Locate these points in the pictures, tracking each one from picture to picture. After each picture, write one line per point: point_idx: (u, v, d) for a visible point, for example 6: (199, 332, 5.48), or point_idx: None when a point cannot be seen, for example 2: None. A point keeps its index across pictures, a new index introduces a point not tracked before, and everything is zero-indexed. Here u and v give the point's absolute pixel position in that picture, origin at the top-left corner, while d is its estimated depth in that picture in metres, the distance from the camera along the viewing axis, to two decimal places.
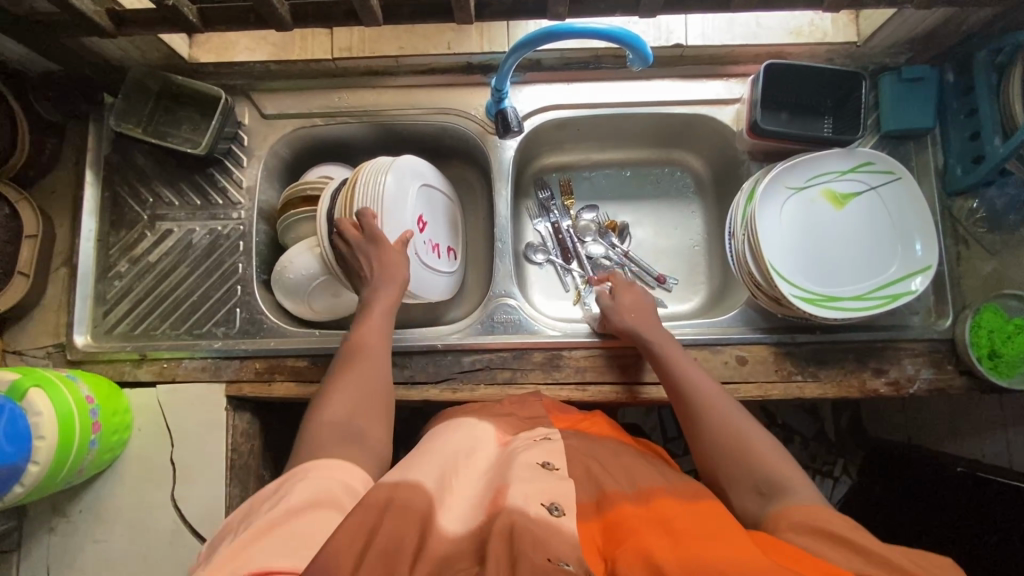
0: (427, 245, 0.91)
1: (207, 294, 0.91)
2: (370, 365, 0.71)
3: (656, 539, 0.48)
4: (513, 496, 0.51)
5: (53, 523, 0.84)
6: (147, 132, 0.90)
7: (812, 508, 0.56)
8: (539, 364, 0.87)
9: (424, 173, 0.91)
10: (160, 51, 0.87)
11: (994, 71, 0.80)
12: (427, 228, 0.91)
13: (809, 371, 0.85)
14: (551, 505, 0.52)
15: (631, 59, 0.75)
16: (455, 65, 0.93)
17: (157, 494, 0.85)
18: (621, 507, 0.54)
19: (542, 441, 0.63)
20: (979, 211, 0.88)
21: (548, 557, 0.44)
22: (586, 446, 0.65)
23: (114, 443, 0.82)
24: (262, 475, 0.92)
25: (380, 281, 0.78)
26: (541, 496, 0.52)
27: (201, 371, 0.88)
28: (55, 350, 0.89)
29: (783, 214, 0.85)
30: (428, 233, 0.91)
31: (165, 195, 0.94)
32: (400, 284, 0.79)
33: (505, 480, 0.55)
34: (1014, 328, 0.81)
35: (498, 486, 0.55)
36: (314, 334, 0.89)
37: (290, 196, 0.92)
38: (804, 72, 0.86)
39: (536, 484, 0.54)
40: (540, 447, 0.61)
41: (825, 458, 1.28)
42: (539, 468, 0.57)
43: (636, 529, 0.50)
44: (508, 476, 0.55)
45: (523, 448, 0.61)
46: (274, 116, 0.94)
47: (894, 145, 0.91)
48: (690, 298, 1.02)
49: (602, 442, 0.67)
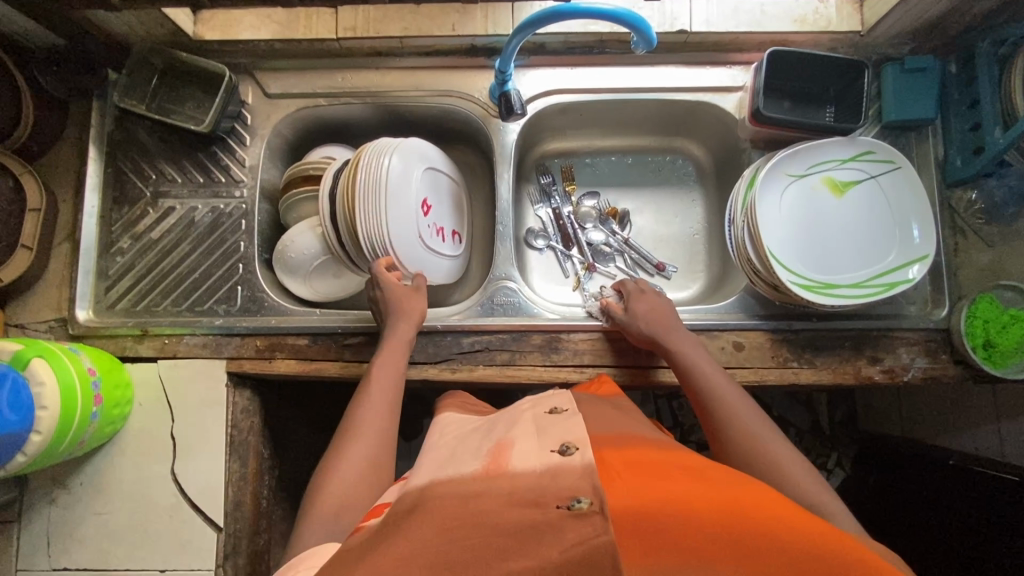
0: (431, 229, 0.91)
1: (208, 272, 0.92)
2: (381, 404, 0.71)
3: (682, 483, 0.48)
4: (515, 455, 0.53)
5: (54, 495, 0.85)
6: (151, 109, 0.90)
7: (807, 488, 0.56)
8: (538, 347, 0.88)
9: (425, 157, 0.91)
10: (165, 27, 0.87)
11: (997, 63, 0.80)
12: (431, 214, 0.92)
13: (805, 358, 0.86)
14: (562, 446, 0.52)
15: (635, 41, 0.76)
16: (459, 48, 0.94)
17: (157, 468, 0.86)
18: (644, 452, 0.55)
19: (551, 395, 0.66)
20: (977, 202, 0.89)
21: (558, 504, 0.44)
22: (585, 405, 0.67)
23: (115, 417, 0.83)
24: (261, 452, 0.93)
25: (396, 319, 0.80)
26: (552, 444, 0.53)
27: (201, 348, 0.88)
28: (57, 325, 0.89)
29: (783, 203, 0.86)
30: (433, 218, 0.92)
31: (168, 172, 0.95)
32: (416, 319, 0.81)
33: (508, 436, 0.57)
34: (1009, 318, 0.81)
35: (500, 439, 0.57)
36: (315, 313, 0.90)
37: (292, 175, 0.93)
38: (807, 61, 0.86)
39: (541, 442, 0.54)
40: (549, 399, 0.64)
41: (820, 450, 1.30)
42: (546, 417, 0.59)
43: (660, 471, 0.51)
44: (512, 432, 0.58)
45: (530, 406, 0.64)
46: (278, 96, 0.95)
47: (895, 135, 0.92)
48: (689, 285, 1.03)
49: (607, 404, 0.69)
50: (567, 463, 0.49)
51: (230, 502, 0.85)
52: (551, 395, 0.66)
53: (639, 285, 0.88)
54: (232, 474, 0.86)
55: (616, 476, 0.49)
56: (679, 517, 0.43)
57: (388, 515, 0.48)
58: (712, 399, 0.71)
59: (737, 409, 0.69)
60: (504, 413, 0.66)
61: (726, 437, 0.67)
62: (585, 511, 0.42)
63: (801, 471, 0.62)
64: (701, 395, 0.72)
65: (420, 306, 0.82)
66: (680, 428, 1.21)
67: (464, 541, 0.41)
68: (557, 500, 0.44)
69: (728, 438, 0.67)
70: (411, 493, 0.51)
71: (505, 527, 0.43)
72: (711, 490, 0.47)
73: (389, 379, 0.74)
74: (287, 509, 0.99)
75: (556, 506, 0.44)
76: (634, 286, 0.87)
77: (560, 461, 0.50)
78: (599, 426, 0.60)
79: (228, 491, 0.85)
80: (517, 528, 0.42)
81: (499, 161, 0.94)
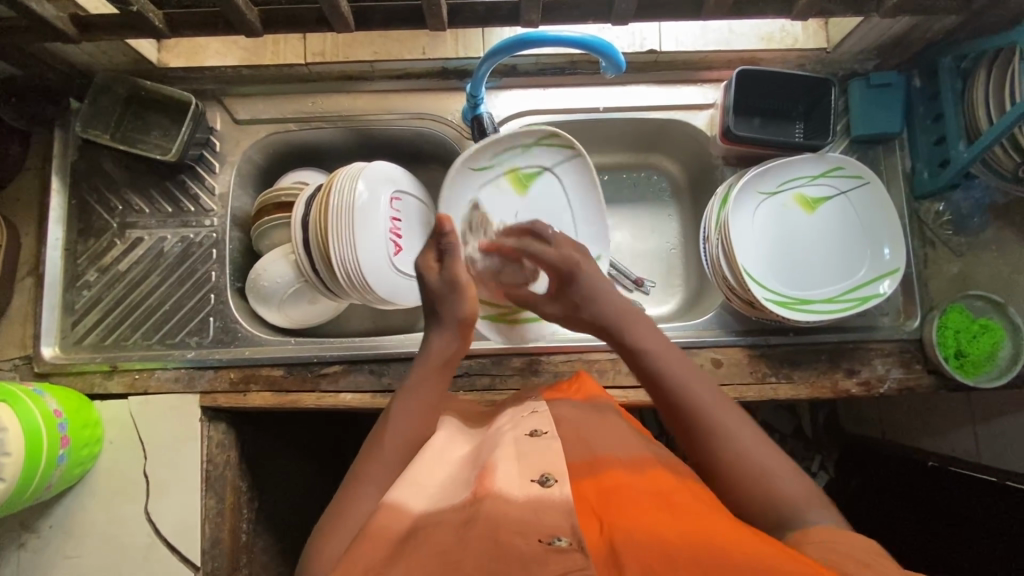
0: (475, 269, 0.85)
1: (180, 302, 0.90)
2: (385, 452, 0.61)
3: (653, 514, 0.48)
4: (498, 475, 0.51)
5: (23, 539, 0.82)
6: (116, 139, 0.88)
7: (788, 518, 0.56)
8: (518, 370, 0.87)
9: (447, 195, 0.84)
10: (126, 55, 0.85)
11: (959, 77, 0.82)
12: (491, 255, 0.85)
13: (783, 372, 0.86)
14: (543, 476, 0.51)
15: (604, 66, 0.76)
16: (430, 70, 0.93)
17: (130, 508, 0.83)
18: (615, 474, 0.54)
19: (532, 415, 0.63)
20: (945, 214, 0.90)
21: (539, 538, 0.44)
22: (564, 412, 0.66)
23: (85, 457, 0.81)
24: (240, 486, 0.91)
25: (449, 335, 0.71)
26: (531, 473, 0.52)
27: (174, 382, 0.86)
28: (22, 363, 0.87)
29: (755, 219, 0.86)
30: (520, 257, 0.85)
31: (134, 202, 0.92)
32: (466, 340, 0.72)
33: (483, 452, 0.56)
34: (979, 327, 0.83)
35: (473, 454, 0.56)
36: (290, 342, 0.89)
37: (264, 203, 0.91)
38: (775, 79, 0.87)
39: (524, 462, 0.53)
40: (529, 420, 0.61)
41: (804, 453, 1.29)
42: (526, 440, 0.57)
43: (634, 501, 0.50)
44: (495, 453, 0.56)
45: (511, 426, 0.61)
46: (247, 122, 0.93)
47: (863, 149, 0.93)
48: (667, 301, 1.03)
49: (591, 407, 0.68)
50: (549, 497, 0.49)
51: (208, 540, 0.83)
52: (529, 416, 0.63)
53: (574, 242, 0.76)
54: (209, 510, 0.84)
55: (591, 510, 0.50)
56: (651, 546, 0.44)
57: (378, 542, 0.47)
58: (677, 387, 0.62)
59: (675, 367, 0.64)
60: (490, 433, 0.64)
61: (694, 431, 0.60)
62: (566, 548, 0.43)
63: (750, 439, 0.58)
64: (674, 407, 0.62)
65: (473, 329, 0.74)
66: (665, 438, 1.22)
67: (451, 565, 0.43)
68: (539, 534, 0.45)
69: (671, 397, 0.62)
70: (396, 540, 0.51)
71: (493, 552, 0.44)
72: (682, 516, 0.48)
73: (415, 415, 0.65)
74: (268, 540, 0.97)
75: (539, 541, 0.44)
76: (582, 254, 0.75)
77: (541, 492, 0.49)
78: (575, 450, 0.58)
79: (205, 528, 0.83)
80: (506, 554, 0.43)
81: (479, 146, 0.82)
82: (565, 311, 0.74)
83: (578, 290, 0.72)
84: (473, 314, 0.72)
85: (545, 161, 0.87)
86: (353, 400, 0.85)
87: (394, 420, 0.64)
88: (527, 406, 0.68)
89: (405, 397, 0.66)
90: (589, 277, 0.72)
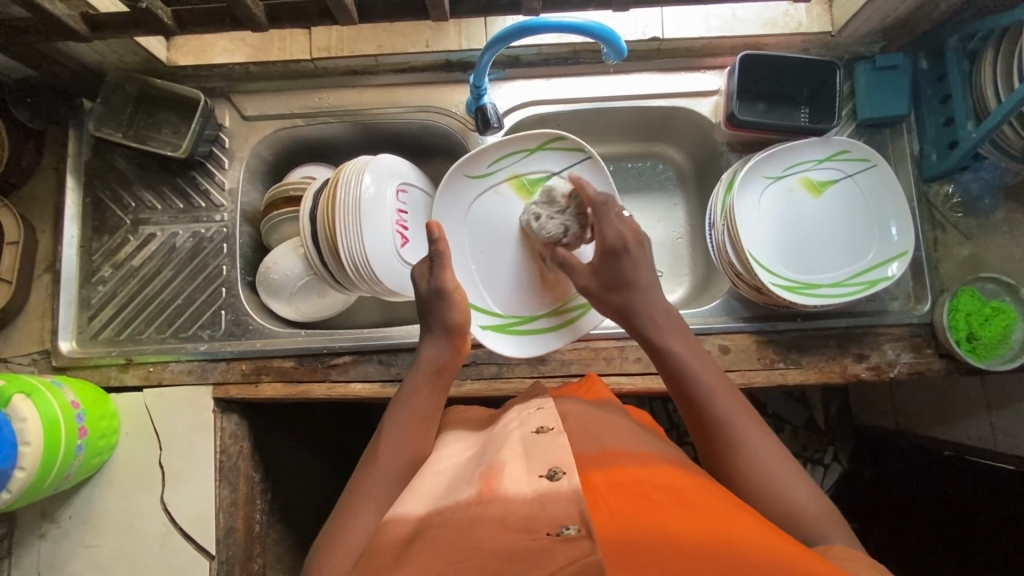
0: (474, 274, 0.89)
1: (191, 296, 0.92)
2: (388, 460, 0.63)
3: (668, 509, 0.47)
4: (506, 475, 0.52)
5: (44, 529, 0.84)
6: (127, 136, 0.90)
7: (803, 505, 0.55)
8: (525, 359, 0.87)
9: (446, 200, 0.88)
10: (137, 54, 0.87)
11: (966, 58, 0.82)
12: (488, 264, 0.89)
13: (792, 358, 0.86)
14: (551, 470, 0.51)
15: (606, 52, 0.76)
16: (435, 63, 0.93)
17: (146, 498, 0.85)
18: (624, 466, 0.53)
19: (538, 412, 0.63)
20: (954, 196, 0.89)
21: (548, 530, 0.45)
22: (569, 410, 0.65)
23: (102, 449, 0.82)
24: (253, 476, 0.92)
25: (438, 341, 0.73)
26: (542, 468, 0.52)
27: (187, 374, 0.88)
28: (40, 357, 0.89)
29: (761, 204, 0.86)
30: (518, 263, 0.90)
31: (147, 199, 0.94)
32: (459, 349, 0.74)
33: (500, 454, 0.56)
34: (991, 310, 0.82)
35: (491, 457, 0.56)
36: (300, 334, 0.90)
37: (274, 197, 0.93)
38: (778, 64, 0.86)
39: (537, 460, 0.53)
40: (536, 417, 0.61)
41: (816, 446, 1.28)
42: (535, 437, 0.57)
43: (645, 493, 0.50)
44: (505, 450, 0.56)
45: (519, 425, 0.61)
46: (254, 117, 0.94)
47: (870, 133, 0.92)
48: (675, 289, 1.03)
49: (598, 406, 0.67)
50: (557, 489, 0.49)
51: (222, 529, 0.85)
52: (535, 413, 0.63)
53: (637, 229, 0.74)
54: (223, 500, 0.86)
55: (601, 500, 0.49)
56: (664, 547, 0.44)
57: (386, 550, 0.49)
58: (698, 392, 0.62)
59: (701, 373, 0.63)
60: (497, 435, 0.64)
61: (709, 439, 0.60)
62: (573, 536, 0.44)
63: (759, 448, 0.58)
64: (697, 412, 0.62)
65: (466, 337, 0.75)
66: (675, 430, 1.21)
67: (462, 567, 0.44)
68: (547, 527, 0.45)
69: (693, 402, 0.62)
70: (412, 526, 0.52)
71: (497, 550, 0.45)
72: (695, 513, 0.47)
73: (414, 426, 0.67)
74: (281, 531, 0.99)
75: (546, 534, 0.45)
76: (637, 237, 0.73)
77: (549, 486, 0.49)
78: (583, 441, 0.57)
79: (219, 517, 0.85)
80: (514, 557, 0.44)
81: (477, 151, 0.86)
82: (601, 287, 0.73)
83: (619, 265, 0.71)
84: (462, 321, 0.74)
85: (553, 166, 0.89)
86: (362, 389, 0.86)
87: (393, 433, 0.66)
88: (532, 404, 0.67)
89: (399, 410, 0.68)
90: (631, 256, 0.71)
